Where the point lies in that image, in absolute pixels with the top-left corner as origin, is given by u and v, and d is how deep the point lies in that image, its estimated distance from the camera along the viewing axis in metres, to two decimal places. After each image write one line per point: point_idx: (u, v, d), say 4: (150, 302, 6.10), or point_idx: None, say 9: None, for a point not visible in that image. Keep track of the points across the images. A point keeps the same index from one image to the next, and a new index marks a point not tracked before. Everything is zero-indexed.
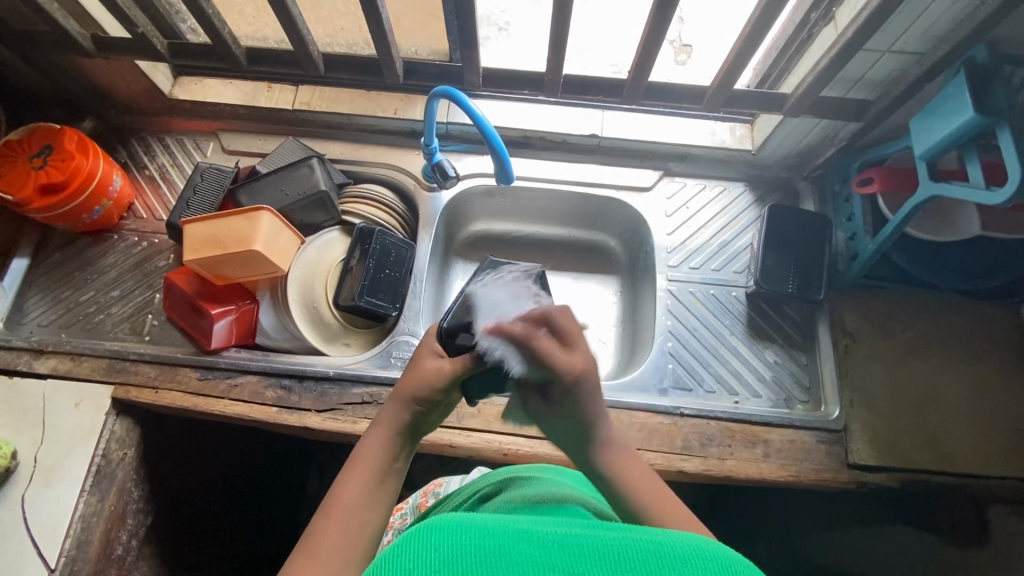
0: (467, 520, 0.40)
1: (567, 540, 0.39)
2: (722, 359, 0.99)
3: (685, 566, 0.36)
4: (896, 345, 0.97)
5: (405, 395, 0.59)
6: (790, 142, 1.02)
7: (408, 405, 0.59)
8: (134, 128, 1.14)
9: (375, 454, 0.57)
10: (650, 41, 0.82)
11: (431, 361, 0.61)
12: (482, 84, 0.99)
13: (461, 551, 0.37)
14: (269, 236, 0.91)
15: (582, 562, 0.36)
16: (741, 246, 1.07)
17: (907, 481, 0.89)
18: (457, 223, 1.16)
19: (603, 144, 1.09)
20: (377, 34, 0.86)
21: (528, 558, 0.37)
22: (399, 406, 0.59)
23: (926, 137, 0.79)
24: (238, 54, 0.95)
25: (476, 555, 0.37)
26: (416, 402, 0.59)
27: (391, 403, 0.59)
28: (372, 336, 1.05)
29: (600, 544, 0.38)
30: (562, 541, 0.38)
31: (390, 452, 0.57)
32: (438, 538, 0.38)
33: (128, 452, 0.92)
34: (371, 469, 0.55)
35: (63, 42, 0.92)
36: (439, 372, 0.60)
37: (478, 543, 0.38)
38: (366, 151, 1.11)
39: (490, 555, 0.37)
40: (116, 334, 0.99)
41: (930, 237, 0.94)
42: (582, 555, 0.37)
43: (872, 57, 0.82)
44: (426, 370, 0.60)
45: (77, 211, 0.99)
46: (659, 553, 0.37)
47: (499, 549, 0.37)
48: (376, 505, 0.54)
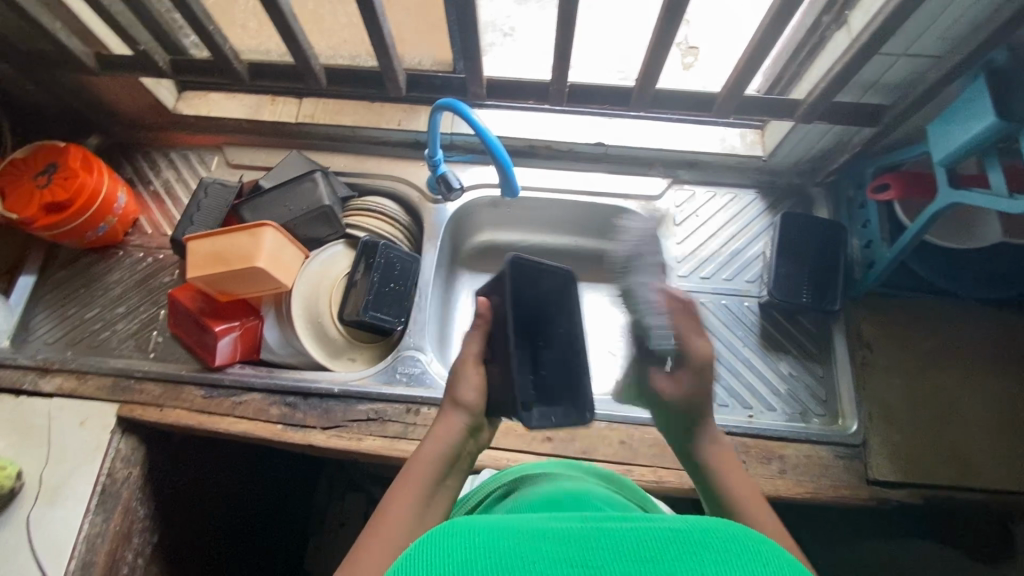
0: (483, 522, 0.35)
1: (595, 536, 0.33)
2: (735, 373, 0.97)
3: (730, 564, 0.31)
4: (915, 356, 0.94)
5: (446, 431, 0.60)
6: (802, 148, 1.00)
7: (465, 408, 0.62)
8: (140, 144, 1.14)
9: (424, 472, 0.56)
10: (658, 46, 0.80)
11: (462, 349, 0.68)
12: (486, 95, 0.97)
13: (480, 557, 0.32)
14: (273, 253, 0.90)
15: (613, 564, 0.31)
16: (753, 254, 1.04)
17: (931, 498, 0.86)
18: (463, 235, 1.14)
19: (610, 153, 1.08)
20: (379, 47, 0.85)
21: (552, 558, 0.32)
22: (439, 438, 0.60)
23: (945, 143, 0.76)
24: (239, 68, 0.94)
25: (493, 560, 0.32)
26: (450, 438, 0.60)
27: (435, 432, 0.60)
28: (377, 351, 1.04)
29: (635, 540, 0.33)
30: (592, 538, 0.33)
31: (452, 454, 0.59)
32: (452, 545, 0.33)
33: (133, 470, 0.92)
34: (433, 469, 0.57)
35: (68, 60, 0.93)
36: (461, 397, 0.62)
37: (496, 548, 0.33)
38: (370, 162, 1.10)
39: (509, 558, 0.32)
40: (122, 351, 0.99)
41: (950, 244, 0.91)
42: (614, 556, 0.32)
43: (887, 61, 0.79)
44: (467, 382, 0.63)
45: (82, 228, 0.99)
46: (699, 549, 0.32)
47: (520, 549, 0.32)
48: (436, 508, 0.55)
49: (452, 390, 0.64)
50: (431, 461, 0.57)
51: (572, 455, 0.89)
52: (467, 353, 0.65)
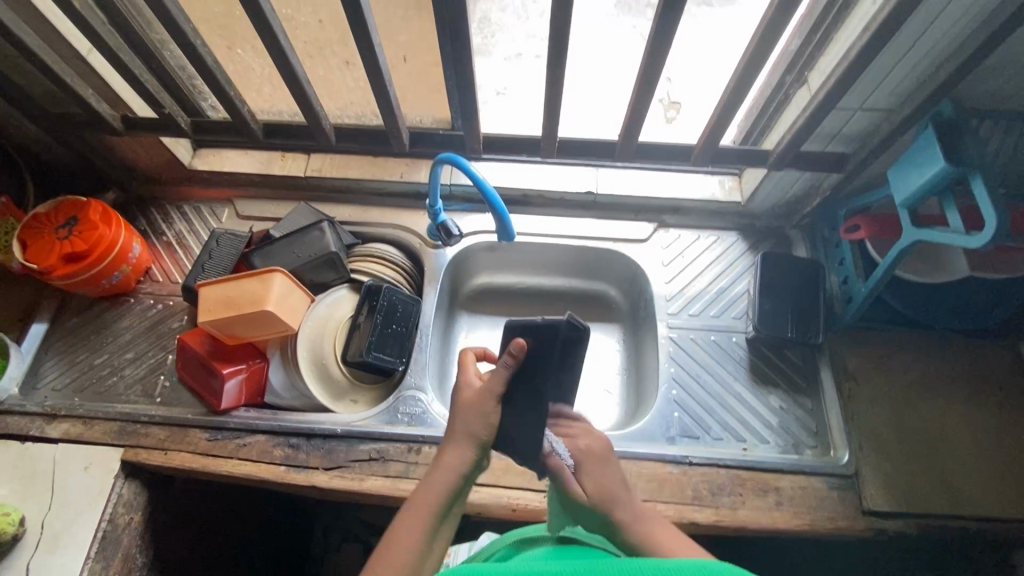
0: None
1: None
2: (728, 407, 1.00)
3: None
4: (899, 387, 0.98)
5: (455, 462, 0.60)
6: (776, 194, 1.07)
7: (473, 438, 0.61)
8: (155, 197, 1.21)
9: (427, 507, 0.58)
10: (638, 104, 0.88)
11: (477, 382, 0.64)
12: (483, 149, 1.04)
13: None
14: (281, 297, 0.94)
15: None
16: (738, 292, 1.10)
17: (926, 528, 0.88)
18: (462, 278, 1.19)
19: (599, 200, 1.15)
20: (385, 108, 0.93)
21: None
22: (447, 470, 0.60)
23: (904, 186, 0.84)
24: (254, 128, 1.02)
25: None
26: (459, 473, 0.60)
27: (445, 462, 0.60)
28: (379, 392, 1.06)
29: None
30: None
31: (459, 486, 0.60)
32: None
33: (134, 516, 0.92)
34: (438, 503, 0.59)
35: (96, 122, 1.01)
36: (477, 430, 0.61)
37: None
38: (373, 212, 1.17)
39: None
40: (128, 396, 1.01)
41: (921, 279, 0.97)
42: None
43: (846, 114, 0.87)
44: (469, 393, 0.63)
45: (97, 277, 1.03)
46: None
47: None
48: (438, 535, 0.59)
49: (464, 418, 0.62)
50: (439, 492, 0.59)
51: None
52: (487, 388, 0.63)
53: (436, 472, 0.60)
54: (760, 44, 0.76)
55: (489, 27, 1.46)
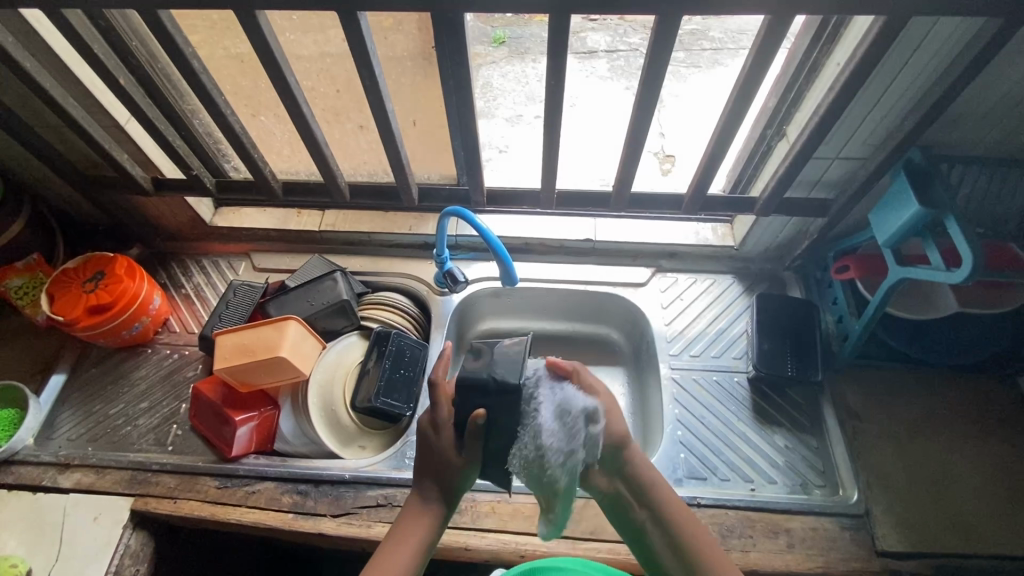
0: None
1: None
2: (733, 447, 1.00)
3: None
4: (903, 424, 0.99)
5: (424, 521, 0.66)
6: (767, 238, 1.12)
7: (441, 495, 0.67)
8: (176, 253, 1.27)
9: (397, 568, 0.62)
10: (630, 157, 0.95)
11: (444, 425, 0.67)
12: (487, 203, 1.10)
13: None
14: (294, 344, 0.98)
15: None
16: (737, 333, 1.12)
17: (944, 569, 0.86)
18: (468, 324, 1.23)
19: (598, 247, 1.20)
20: (396, 165, 1.00)
21: None
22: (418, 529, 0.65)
23: (885, 228, 0.88)
24: (274, 186, 1.09)
25: None
26: (429, 533, 0.65)
27: (416, 518, 0.66)
28: (387, 438, 1.07)
29: None
30: None
31: (431, 533, 0.66)
32: None
33: (140, 568, 0.91)
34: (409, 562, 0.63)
35: (128, 184, 1.09)
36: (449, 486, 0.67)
37: None
38: (384, 263, 1.22)
39: None
40: (141, 445, 1.02)
41: (914, 315, 0.99)
42: None
43: (824, 163, 0.94)
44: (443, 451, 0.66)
45: (118, 328, 1.07)
46: None
47: None
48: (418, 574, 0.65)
49: (435, 476, 0.67)
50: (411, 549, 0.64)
51: (580, 536, 0.90)
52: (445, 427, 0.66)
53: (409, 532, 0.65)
54: (737, 103, 0.84)
55: (491, 91, 1.58)
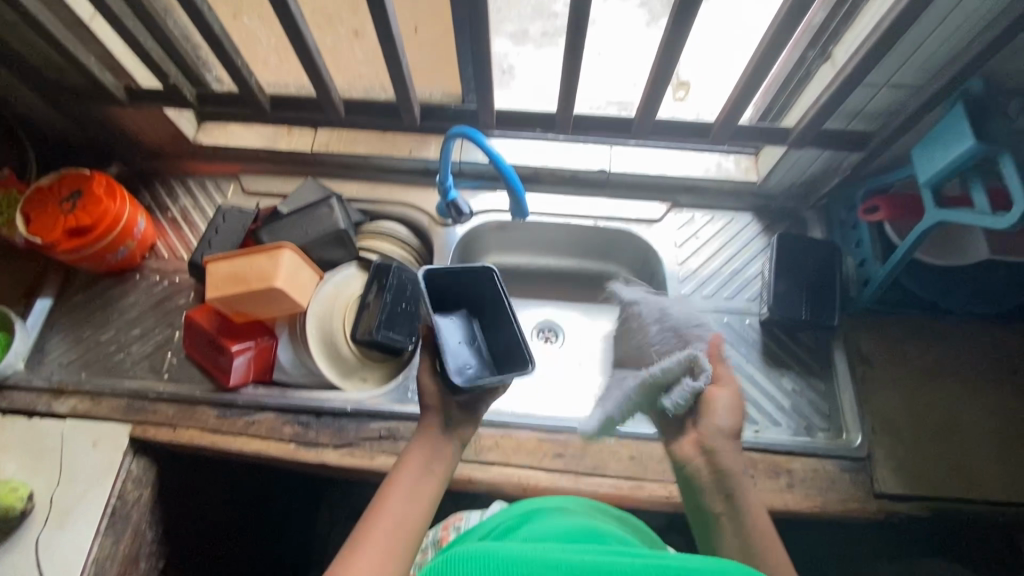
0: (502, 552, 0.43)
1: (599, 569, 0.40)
2: (740, 388, 0.99)
3: None
4: (914, 370, 0.97)
5: (425, 447, 0.67)
6: (794, 174, 1.05)
7: (443, 417, 0.69)
8: (159, 172, 1.19)
9: (404, 484, 0.64)
10: (658, 79, 0.85)
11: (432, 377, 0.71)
12: (496, 125, 1.01)
13: None
14: (289, 274, 0.93)
15: None
16: (752, 274, 1.08)
17: (937, 511, 0.88)
18: (471, 257, 1.18)
19: (611, 179, 1.13)
20: (397, 79, 0.90)
21: None
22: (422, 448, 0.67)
23: (930, 165, 0.82)
24: (261, 100, 0.99)
25: None
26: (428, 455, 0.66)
27: (421, 440, 0.68)
28: (388, 370, 1.04)
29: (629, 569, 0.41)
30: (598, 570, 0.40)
31: (438, 450, 0.67)
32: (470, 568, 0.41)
33: (144, 492, 0.92)
34: (413, 479, 0.64)
35: (100, 93, 0.98)
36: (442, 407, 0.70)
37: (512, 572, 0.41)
38: (383, 189, 1.15)
39: None
40: (135, 372, 1.00)
41: (941, 262, 0.95)
42: None
43: (870, 91, 0.85)
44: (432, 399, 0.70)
45: (102, 252, 1.01)
46: None
47: None
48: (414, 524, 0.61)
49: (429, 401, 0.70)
50: (413, 470, 0.65)
51: (583, 471, 0.91)
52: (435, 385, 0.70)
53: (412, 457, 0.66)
54: (788, 16, 0.74)
55: None
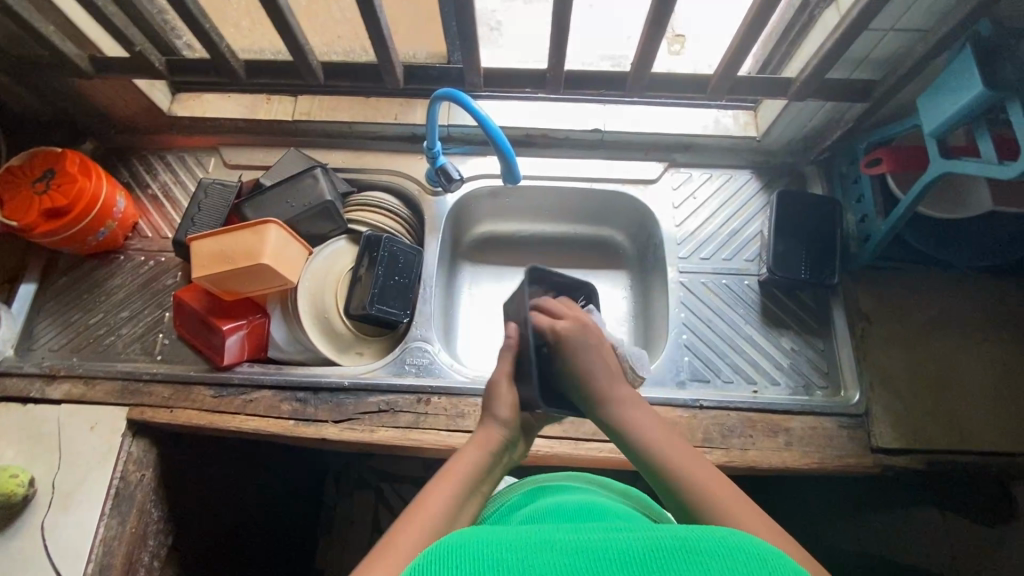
0: (494, 537, 0.42)
1: (591, 549, 0.40)
2: (739, 350, 0.98)
3: (715, 562, 0.38)
4: (913, 325, 0.96)
5: (484, 449, 0.63)
6: (794, 128, 1.01)
7: (506, 420, 0.66)
8: (135, 147, 1.14)
9: (460, 477, 0.59)
10: (653, 31, 0.81)
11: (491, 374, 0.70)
12: (483, 85, 0.96)
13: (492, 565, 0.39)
14: (277, 249, 0.90)
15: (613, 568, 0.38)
16: (751, 234, 1.06)
17: (933, 464, 0.89)
18: (464, 225, 1.15)
19: (606, 139, 1.09)
20: (376, 40, 0.85)
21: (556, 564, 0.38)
22: (480, 449, 0.63)
23: (935, 115, 0.79)
24: (235, 66, 0.94)
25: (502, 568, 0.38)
26: (485, 458, 0.62)
27: (478, 441, 0.64)
28: (384, 344, 1.04)
29: (625, 547, 0.40)
30: (591, 548, 0.40)
31: (495, 454, 0.63)
32: (459, 556, 0.40)
33: (147, 472, 0.93)
34: (467, 476, 0.59)
35: (63, 65, 0.93)
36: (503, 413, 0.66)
37: (506, 557, 0.40)
38: (370, 157, 1.11)
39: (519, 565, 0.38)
40: (128, 354, 0.98)
41: (944, 215, 0.92)
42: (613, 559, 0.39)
43: (876, 36, 0.81)
44: (504, 403, 0.67)
45: (82, 233, 0.98)
46: (689, 550, 0.39)
47: (527, 561, 0.39)
48: (455, 523, 0.55)
49: (489, 405, 0.67)
50: (468, 468, 0.60)
51: (582, 437, 0.91)
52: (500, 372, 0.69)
53: (466, 456, 0.62)
54: None
55: None
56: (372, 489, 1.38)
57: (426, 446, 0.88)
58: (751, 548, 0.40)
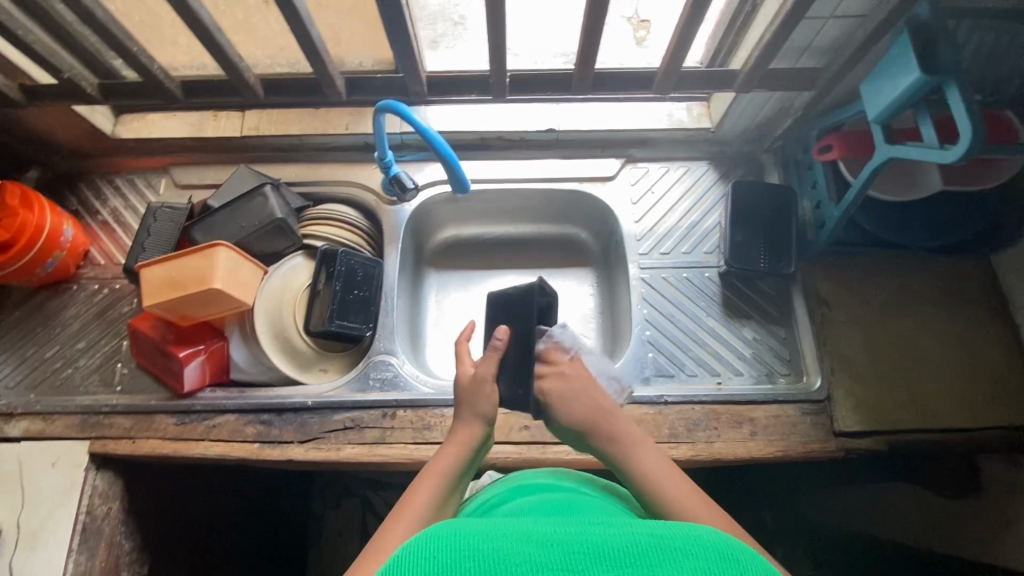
0: (471, 529, 0.42)
1: (567, 542, 0.40)
2: (702, 343, 0.99)
3: (685, 560, 0.39)
4: (871, 308, 0.97)
5: (461, 446, 0.65)
6: (747, 118, 1.01)
7: (481, 417, 0.67)
8: (83, 173, 1.12)
9: (438, 477, 0.62)
10: (591, 30, 0.79)
11: (472, 370, 0.71)
12: (428, 92, 0.94)
13: (466, 558, 0.39)
14: (228, 272, 0.88)
15: (585, 564, 0.39)
16: (710, 226, 1.06)
17: (894, 444, 0.90)
18: (425, 232, 1.14)
19: (561, 138, 1.08)
20: (311, 53, 0.83)
21: (528, 559, 0.39)
22: (457, 447, 0.65)
23: (877, 100, 0.78)
24: (171, 88, 0.91)
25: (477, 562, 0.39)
26: (464, 457, 0.64)
27: (457, 439, 0.66)
28: (349, 359, 1.03)
29: (600, 541, 0.41)
30: (566, 543, 0.40)
31: (472, 450, 0.65)
32: (435, 549, 0.40)
33: (113, 505, 0.92)
34: (446, 477, 0.62)
35: None
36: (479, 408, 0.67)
37: (481, 549, 0.40)
38: (323, 169, 1.09)
39: (492, 560, 0.39)
40: (87, 387, 0.97)
41: (895, 197, 0.93)
42: (586, 555, 0.39)
43: (816, 24, 0.80)
44: (485, 401, 0.68)
45: (29, 266, 0.96)
46: (661, 547, 0.40)
47: (502, 555, 0.39)
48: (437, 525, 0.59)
49: (465, 400, 0.69)
50: (446, 467, 0.63)
51: (549, 441, 0.91)
52: (484, 372, 0.70)
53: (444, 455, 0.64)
54: None
55: None
56: (357, 498, 1.37)
57: (393, 460, 0.88)
58: (726, 545, 0.40)
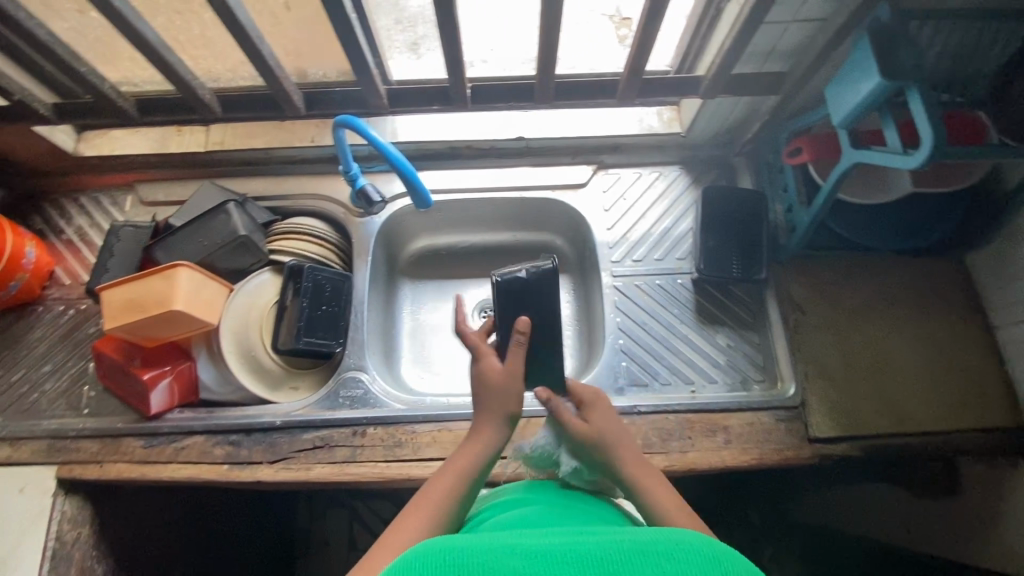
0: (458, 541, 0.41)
1: (552, 552, 0.40)
2: (676, 351, 0.98)
3: (668, 562, 0.39)
4: (845, 312, 0.96)
5: (481, 447, 0.66)
6: (716, 121, 1.00)
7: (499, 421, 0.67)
8: (47, 192, 1.10)
9: (457, 476, 0.63)
10: (547, 41, 0.78)
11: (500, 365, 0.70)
12: (388, 106, 0.93)
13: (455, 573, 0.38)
14: (189, 293, 0.87)
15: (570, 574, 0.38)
16: (683, 232, 1.05)
17: (869, 450, 0.89)
18: (397, 244, 1.13)
19: (530, 146, 1.07)
20: (265, 70, 0.82)
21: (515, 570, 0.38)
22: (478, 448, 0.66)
23: (842, 104, 0.76)
24: (124, 106, 0.90)
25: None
26: (485, 458, 0.65)
27: (480, 439, 0.66)
28: (320, 375, 1.02)
29: (585, 549, 0.40)
30: (550, 553, 0.40)
31: (490, 453, 0.66)
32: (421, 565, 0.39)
33: (83, 530, 0.91)
34: (465, 477, 0.63)
35: None
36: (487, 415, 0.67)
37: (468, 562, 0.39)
38: (290, 183, 1.07)
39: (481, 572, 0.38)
40: (54, 411, 0.95)
41: (864, 201, 0.92)
42: (571, 564, 0.39)
43: (778, 29, 0.79)
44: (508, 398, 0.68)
45: None
46: (644, 553, 0.39)
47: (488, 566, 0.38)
48: (456, 517, 0.61)
49: (484, 397, 0.69)
50: (465, 467, 0.64)
51: None
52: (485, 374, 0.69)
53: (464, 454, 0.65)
54: None
55: None
56: (342, 510, 1.36)
57: (363, 479, 0.87)
58: (709, 548, 0.40)
